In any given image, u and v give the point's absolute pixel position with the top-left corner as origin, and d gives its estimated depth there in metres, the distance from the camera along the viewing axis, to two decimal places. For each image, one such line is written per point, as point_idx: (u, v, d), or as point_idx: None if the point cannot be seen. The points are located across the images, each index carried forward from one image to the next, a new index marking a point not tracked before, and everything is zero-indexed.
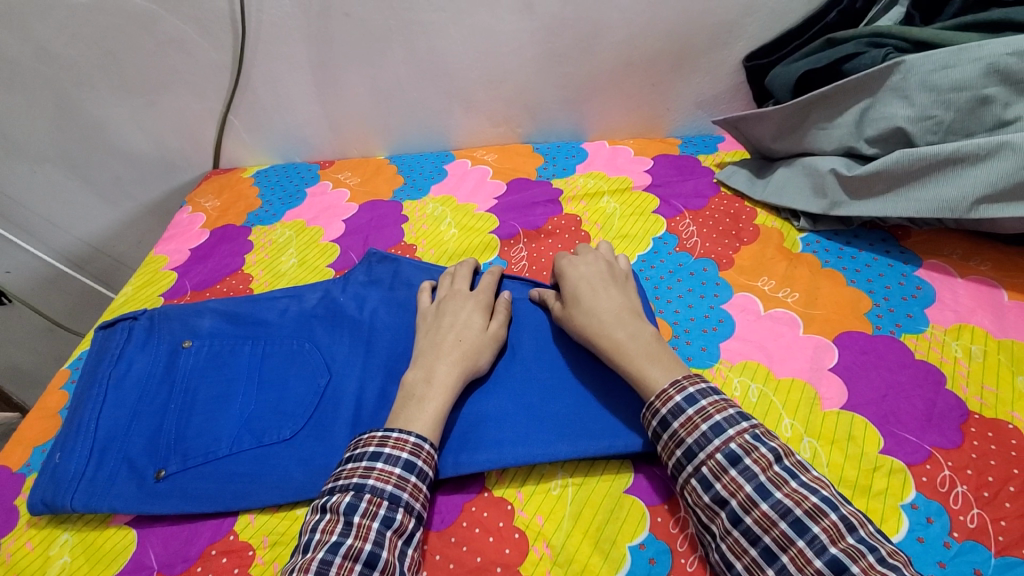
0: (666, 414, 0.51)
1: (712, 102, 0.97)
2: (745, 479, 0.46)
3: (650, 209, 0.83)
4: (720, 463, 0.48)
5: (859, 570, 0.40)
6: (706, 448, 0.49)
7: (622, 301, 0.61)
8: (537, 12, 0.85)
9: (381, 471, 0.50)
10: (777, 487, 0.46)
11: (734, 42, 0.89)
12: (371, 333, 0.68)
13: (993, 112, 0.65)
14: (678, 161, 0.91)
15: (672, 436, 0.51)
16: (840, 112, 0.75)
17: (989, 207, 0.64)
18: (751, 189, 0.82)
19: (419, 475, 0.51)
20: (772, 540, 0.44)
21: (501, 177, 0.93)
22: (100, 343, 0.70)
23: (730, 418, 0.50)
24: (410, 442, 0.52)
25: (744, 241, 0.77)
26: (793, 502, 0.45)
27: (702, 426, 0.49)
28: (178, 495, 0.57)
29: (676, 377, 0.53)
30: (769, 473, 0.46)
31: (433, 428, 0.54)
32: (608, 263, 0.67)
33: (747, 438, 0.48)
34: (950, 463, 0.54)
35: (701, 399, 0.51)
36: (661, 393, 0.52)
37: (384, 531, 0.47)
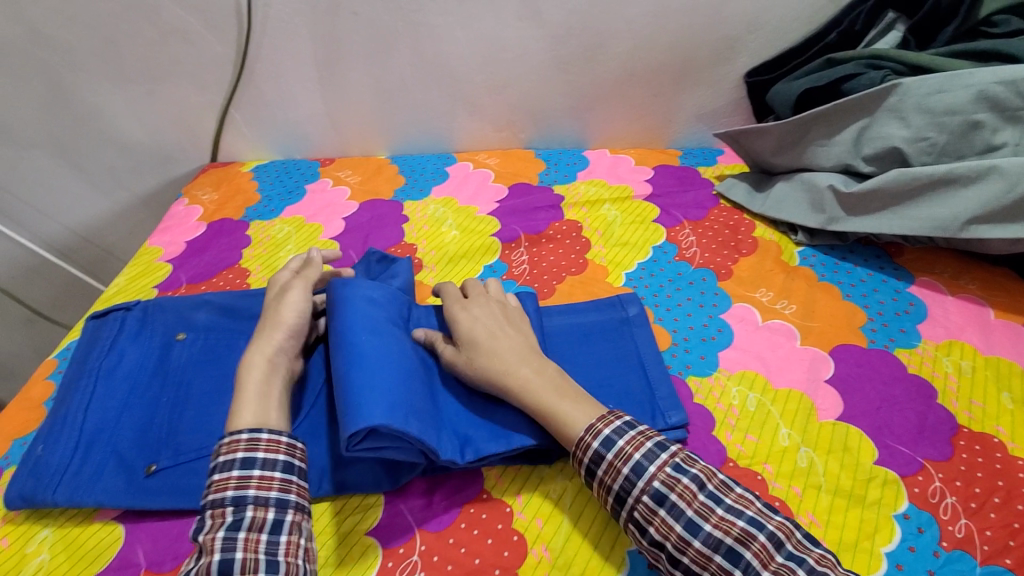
0: (590, 463, 0.51)
1: (712, 115, 0.98)
2: (674, 519, 0.47)
3: (650, 218, 0.84)
4: (648, 505, 0.48)
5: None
6: (632, 492, 0.49)
7: (522, 340, 0.58)
8: (544, 20, 0.86)
9: (217, 481, 0.48)
10: (705, 518, 0.46)
11: (736, 58, 0.91)
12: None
13: (983, 137, 0.67)
14: (678, 172, 0.92)
15: (600, 483, 0.51)
16: (839, 130, 0.76)
17: (979, 228, 0.67)
18: (749, 202, 0.84)
19: (263, 465, 0.49)
20: (712, 575, 0.44)
21: (503, 181, 0.93)
22: (90, 334, 0.69)
23: (648, 453, 0.50)
24: (242, 439, 0.49)
25: (742, 252, 0.78)
26: (722, 531, 0.45)
27: (624, 470, 0.49)
28: (168, 490, 0.55)
29: (592, 421, 0.52)
30: (696, 504, 0.47)
31: (261, 416, 0.51)
32: (502, 305, 0.62)
33: (668, 471, 0.49)
34: (940, 475, 0.55)
35: (617, 441, 0.50)
36: (580, 442, 0.51)
37: (233, 535, 0.45)
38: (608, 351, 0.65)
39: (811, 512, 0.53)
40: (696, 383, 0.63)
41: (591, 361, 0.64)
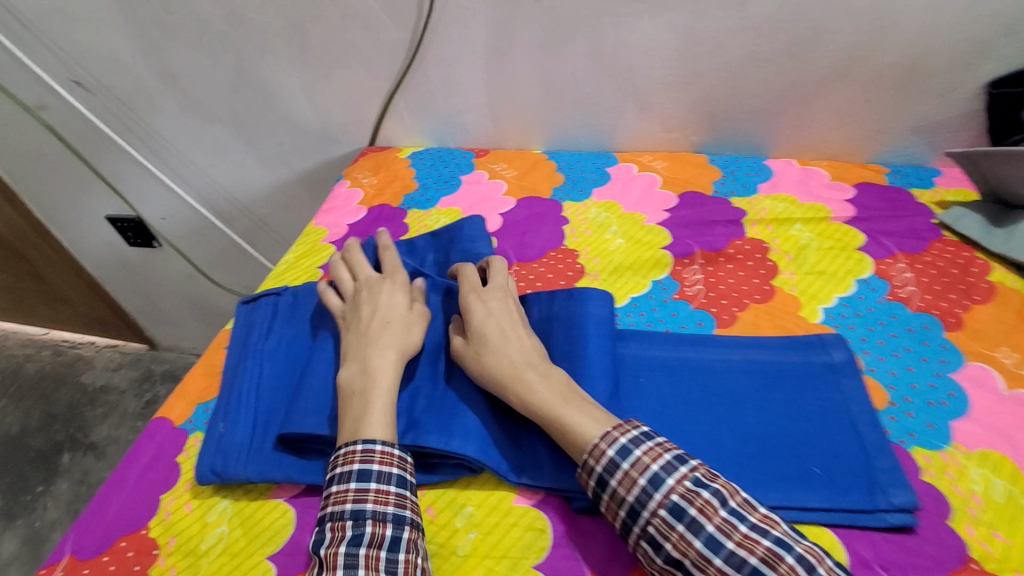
0: (602, 472, 0.47)
1: (932, 129, 0.84)
2: (693, 534, 0.43)
3: (854, 245, 0.72)
4: (665, 519, 0.44)
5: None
6: (648, 506, 0.45)
7: (532, 343, 0.57)
8: (747, 11, 0.77)
9: (336, 494, 0.49)
10: (726, 536, 0.42)
11: (980, 64, 0.76)
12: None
13: None
14: (885, 192, 0.79)
15: (613, 495, 0.47)
16: None
17: None
18: (986, 238, 0.69)
19: (377, 479, 0.49)
20: None
21: (672, 188, 0.85)
22: (245, 318, 0.72)
23: (667, 466, 0.46)
24: (358, 451, 0.50)
25: (975, 299, 0.65)
26: (747, 552, 0.41)
27: (640, 481, 0.46)
28: None
29: (607, 429, 0.49)
30: (719, 519, 0.43)
31: (381, 432, 0.52)
32: (515, 296, 0.62)
33: (687, 485, 0.45)
34: None
35: (634, 450, 0.47)
36: (593, 450, 0.48)
37: (355, 550, 0.46)
38: (807, 400, 0.56)
39: None
40: (923, 457, 0.52)
41: (785, 409, 0.55)
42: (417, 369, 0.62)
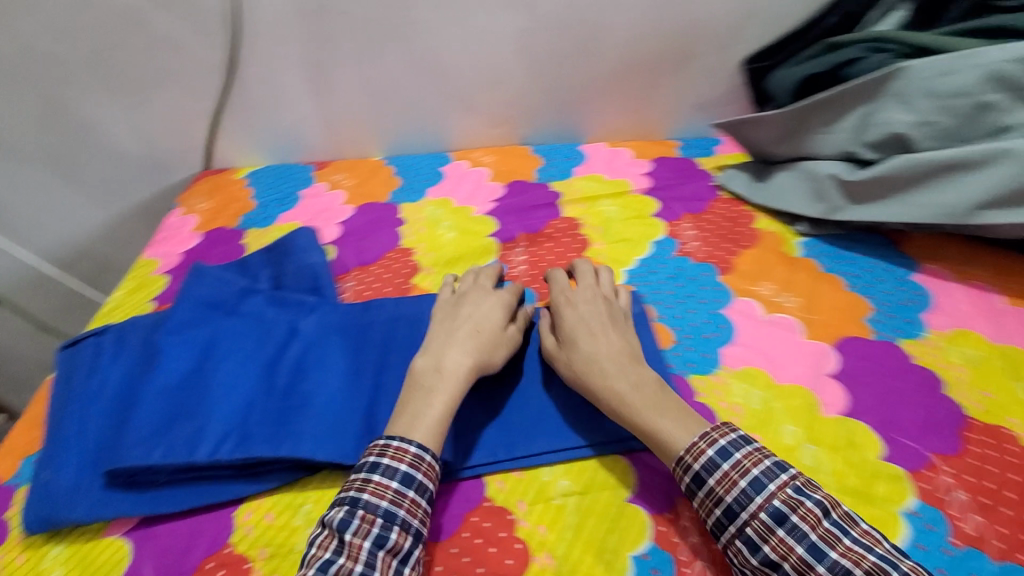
0: (701, 470, 0.50)
1: (711, 104, 0.97)
2: (795, 540, 0.46)
3: (649, 211, 0.83)
4: (765, 523, 0.47)
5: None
6: (747, 507, 0.48)
7: (622, 343, 0.60)
8: (535, 13, 0.85)
9: (378, 484, 0.50)
10: (830, 546, 0.45)
11: (734, 45, 0.89)
12: (365, 330, 0.69)
13: (993, 118, 0.65)
14: (676, 163, 0.91)
15: (709, 494, 0.50)
16: (841, 118, 0.74)
17: (987, 213, 0.65)
18: (750, 192, 0.82)
19: (417, 489, 0.51)
20: None
21: (499, 180, 0.92)
22: (65, 363, 0.68)
23: (769, 471, 0.49)
24: (412, 451, 0.52)
25: (743, 245, 0.77)
26: (851, 561, 0.44)
27: (740, 482, 0.49)
28: (186, 492, 0.58)
29: (705, 429, 0.52)
30: (821, 530, 0.46)
31: (433, 434, 0.54)
32: (606, 300, 0.65)
33: (790, 492, 0.48)
34: (950, 470, 0.54)
35: (735, 453, 0.50)
36: (691, 447, 0.51)
37: (377, 550, 0.47)
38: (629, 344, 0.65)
39: None
40: (698, 381, 0.62)
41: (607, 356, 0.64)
42: (253, 384, 0.63)
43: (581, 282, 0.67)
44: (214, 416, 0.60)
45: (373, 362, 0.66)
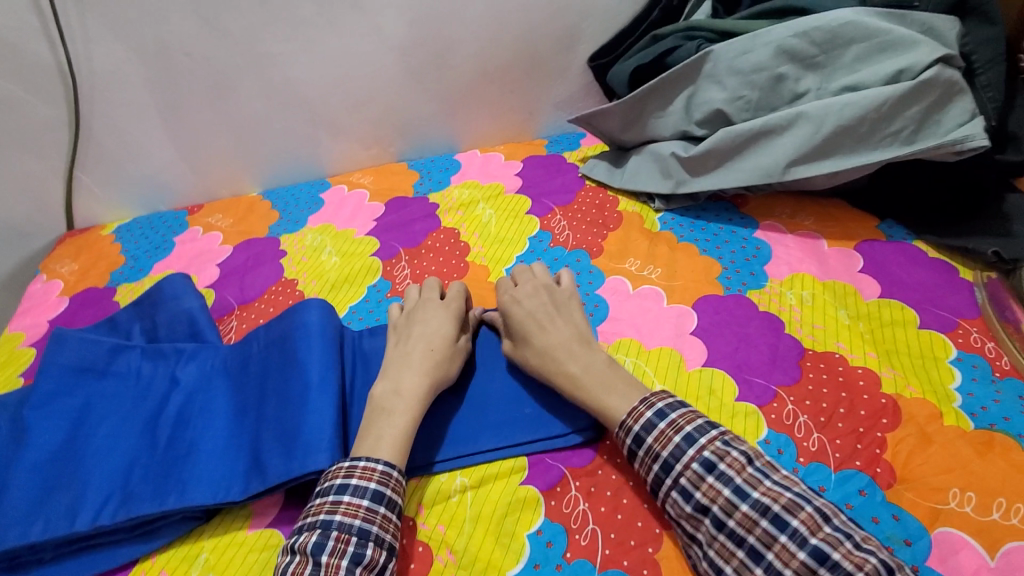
0: (639, 431, 0.53)
1: (570, 102, 1.04)
2: (722, 484, 0.49)
3: (522, 210, 0.88)
4: (696, 471, 0.50)
5: (841, 557, 0.43)
6: (682, 459, 0.51)
7: (571, 329, 0.63)
8: (385, 34, 0.88)
9: (348, 505, 0.51)
10: (753, 487, 0.48)
11: (577, 45, 0.97)
12: (245, 365, 0.67)
13: (789, 87, 0.74)
14: (544, 161, 0.99)
15: (648, 452, 0.53)
16: (671, 101, 0.82)
17: (798, 169, 0.74)
18: (610, 178, 0.90)
19: (387, 504, 0.52)
20: (756, 539, 0.46)
21: (379, 199, 0.94)
22: None
23: (700, 426, 0.52)
24: (378, 470, 0.53)
25: (610, 228, 0.84)
26: (771, 498, 0.47)
27: (675, 438, 0.52)
28: (73, 563, 0.56)
29: (645, 395, 0.56)
30: (746, 474, 0.49)
31: (396, 450, 0.55)
32: (548, 290, 0.67)
33: (718, 444, 0.51)
34: (792, 399, 0.60)
35: (671, 413, 0.53)
36: (633, 411, 0.55)
37: (355, 568, 0.48)
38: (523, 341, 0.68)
39: None
40: None
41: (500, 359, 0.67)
42: (131, 441, 0.61)
43: (520, 278, 0.70)
44: (91, 481, 0.58)
45: (255, 395, 0.64)
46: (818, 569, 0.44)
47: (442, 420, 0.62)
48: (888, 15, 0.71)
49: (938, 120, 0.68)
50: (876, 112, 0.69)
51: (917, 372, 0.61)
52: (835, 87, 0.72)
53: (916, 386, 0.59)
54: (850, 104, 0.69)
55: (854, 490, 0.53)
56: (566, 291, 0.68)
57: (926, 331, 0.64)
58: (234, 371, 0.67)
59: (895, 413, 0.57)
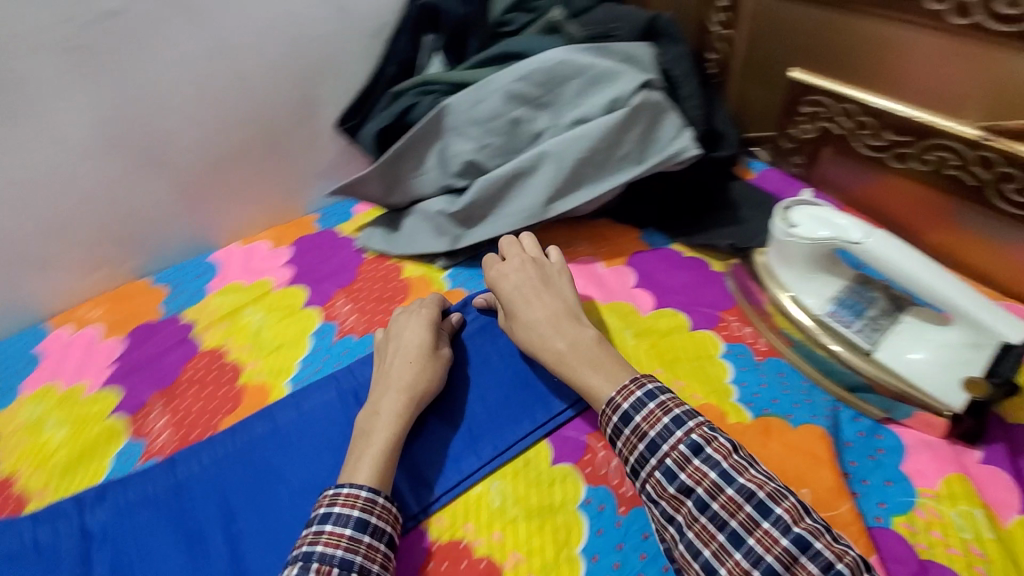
0: (629, 409, 0.51)
1: (331, 170, 0.97)
2: (708, 467, 0.46)
3: (299, 303, 0.79)
4: (683, 453, 0.47)
5: (823, 546, 0.41)
6: (668, 439, 0.48)
7: (560, 303, 0.62)
8: (74, 141, 0.74)
9: (331, 534, 0.47)
10: (739, 472, 0.46)
11: (318, 112, 0.91)
12: (179, 490, 0.60)
13: (526, 128, 0.75)
14: (315, 239, 0.89)
15: (634, 429, 0.50)
16: (424, 158, 0.79)
17: (556, 205, 0.75)
18: (388, 246, 0.84)
19: (372, 532, 0.49)
20: (738, 524, 0.44)
21: (117, 334, 0.79)
22: None
23: (690, 410, 0.50)
24: (363, 496, 0.50)
25: (399, 300, 0.77)
26: (756, 484, 0.45)
27: (664, 419, 0.49)
28: None
29: (637, 375, 0.53)
30: (732, 460, 0.46)
31: (378, 473, 0.53)
32: (536, 263, 0.67)
33: (706, 429, 0.48)
34: (601, 444, 0.59)
35: (660, 394, 0.51)
36: (623, 389, 0.52)
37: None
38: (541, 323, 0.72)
39: (514, 551, 0.52)
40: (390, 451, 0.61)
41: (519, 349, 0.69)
42: None
43: (507, 251, 0.69)
44: None
45: (210, 514, 0.58)
46: (800, 556, 0.42)
47: (415, 450, 0.60)
48: (592, 49, 0.76)
49: (657, 137, 0.75)
50: (606, 140, 0.73)
51: (699, 374, 0.64)
52: (566, 122, 0.75)
53: (701, 393, 0.62)
54: (581, 137, 0.73)
55: None
56: (554, 265, 0.67)
57: (699, 332, 0.69)
58: (165, 499, 0.59)
59: None
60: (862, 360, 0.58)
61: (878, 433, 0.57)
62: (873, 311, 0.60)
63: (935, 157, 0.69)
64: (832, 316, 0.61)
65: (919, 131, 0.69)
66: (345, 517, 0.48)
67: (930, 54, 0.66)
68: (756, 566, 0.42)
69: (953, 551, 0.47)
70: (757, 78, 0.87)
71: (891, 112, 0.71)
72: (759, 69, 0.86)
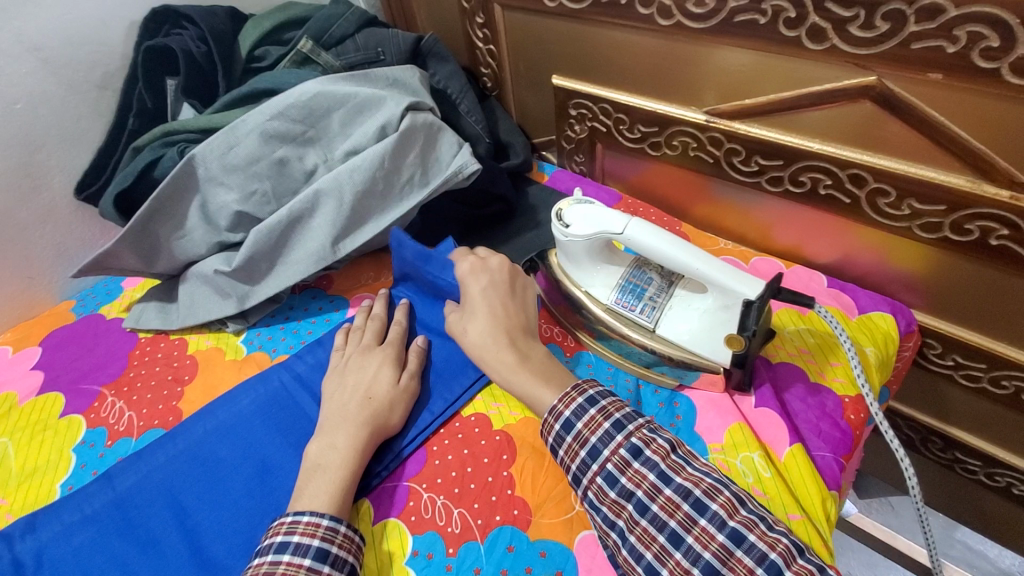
0: (569, 417, 0.52)
1: (86, 244, 0.83)
2: (648, 470, 0.48)
3: (55, 413, 0.65)
4: (624, 457, 0.49)
5: (756, 539, 0.43)
6: (609, 444, 0.50)
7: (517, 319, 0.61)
8: None
9: (287, 565, 0.45)
10: (676, 472, 0.47)
11: (48, 181, 0.76)
12: (131, 499, 0.56)
13: (296, 167, 0.70)
14: (71, 331, 0.75)
15: (577, 436, 0.51)
16: (183, 217, 0.70)
17: (346, 242, 0.71)
18: (165, 322, 0.73)
19: (333, 563, 0.46)
20: (677, 524, 0.45)
21: None
22: None
23: (629, 414, 0.52)
24: (323, 525, 0.48)
25: (185, 380, 0.68)
26: (693, 483, 0.46)
27: (605, 424, 0.51)
28: None
29: (578, 382, 0.55)
30: (669, 460, 0.48)
31: (334, 500, 0.50)
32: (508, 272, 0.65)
33: (645, 431, 0.50)
34: (425, 486, 0.56)
35: (601, 399, 0.52)
36: (563, 398, 0.53)
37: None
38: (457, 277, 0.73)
39: None
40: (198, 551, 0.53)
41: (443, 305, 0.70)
42: None
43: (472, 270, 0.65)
44: None
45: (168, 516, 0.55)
46: (735, 552, 0.43)
47: None
48: (351, 77, 0.73)
49: (437, 158, 0.74)
50: (382, 168, 0.70)
51: None
52: (338, 155, 0.71)
53: (518, 408, 0.62)
54: (355, 169, 0.69)
55: (503, 550, 0.51)
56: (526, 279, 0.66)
57: None
58: (108, 514, 0.56)
59: (510, 445, 0.58)
60: (650, 339, 0.61)
61: (675, 401, 0.61)
62: (651, 290, 0.63)
63: (680, 143, 0.77)
64: (619, 303, 0.64)
65: (661, 121, 0.77)
66: (305, 546, 0.46)
67: (653, 52, 0.73)
68: (694, 565, 0.44)
69: None
70: (529, 87, 0.90)
71: (636, 107, 0.78)
72: (527, 78, 0.89)
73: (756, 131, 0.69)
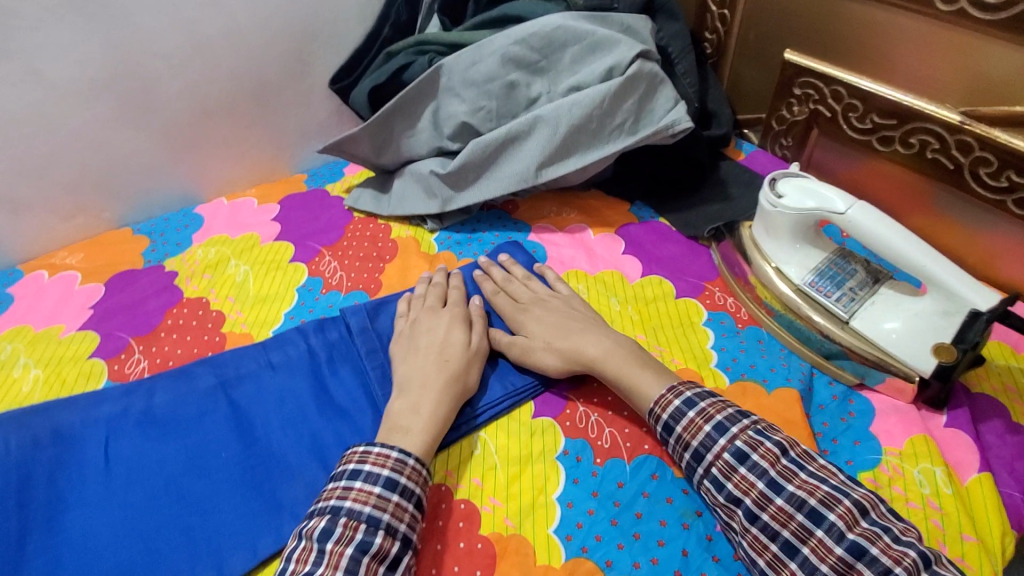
0: (669, 420, 0.52)
1: (323, 130, 0.97)
2: (756, 476, 0.47)
3: (285, 258, 0.79)
4: (728, 462, 0.49)
5: (879, 552, 0.42)
6: (713, 449, 0.49)
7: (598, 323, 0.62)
8: (55, 76, 0.73)
9: (360, 491, 0.48)
10: (788, 480, 0.46)
11: (311, 68, 0.90)
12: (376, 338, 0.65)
13: (523, 92, 0.76)
14: (304, 198, 0.89)
15: (678, 440, 0.51)
16: (418, 118, 0.80)
17: (548, 171, 0.76)
18: (377, 208, 0.83)
19: (402, 492, 0.48)
20: (791, 533, 0.45)
21: (95, 279, 0.78)
22: None
23: (732, 416, 0.50)
24: (393, 457, 0.50)
25: (386, 260, 0.77)
26: (807, 491, 0.45)
27: (705, 427, 0.50)
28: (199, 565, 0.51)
29: (673, 383, 0.54)
30: (779, 466, 0.47)
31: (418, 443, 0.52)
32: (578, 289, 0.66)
33: (751, 434, 0.49)
34: (582, 400, 0.60)
35: (700, 402, 0.51)
36: (659, 399, 0.53)
37: (360, 557, 0.44)
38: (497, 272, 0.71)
39: (493, 496, 0.53)
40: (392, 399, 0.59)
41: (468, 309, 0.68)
42: (290, 407, 0.61)
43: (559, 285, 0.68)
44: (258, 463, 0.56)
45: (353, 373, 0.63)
46: (855, 564, 0.42)
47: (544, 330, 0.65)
48: (590, 17, 0.76)
49: (652, 109, 0.75)
50: (601, 107, 0.73)
51: (679, 341, 0.64)
52: (562, 89, 0.75)
53: (680, 357, 0.63)
54: (577, 103, 0.73)
55: (647, 476, 0.54)
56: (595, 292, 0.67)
57: (682, 299, 0.69)
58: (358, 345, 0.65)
59: None
60: (839, 328, 0.59)
61: (851, 398, 0.58)
62: (853, 282, 0.61)
63: (917, 141, 0.71)
64: (813, 285, 0.62)
65: (903, 114, 0.71)
66: (375, 475, 0.48)
67: (918, 39, 0.68)
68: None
69: (912, 504, 0.50)
70: (750, 61, 0.88)
71: (876, 95, 0.73)
72: (754, 51, 0.87)
73: (1020, 141, 0.62)
